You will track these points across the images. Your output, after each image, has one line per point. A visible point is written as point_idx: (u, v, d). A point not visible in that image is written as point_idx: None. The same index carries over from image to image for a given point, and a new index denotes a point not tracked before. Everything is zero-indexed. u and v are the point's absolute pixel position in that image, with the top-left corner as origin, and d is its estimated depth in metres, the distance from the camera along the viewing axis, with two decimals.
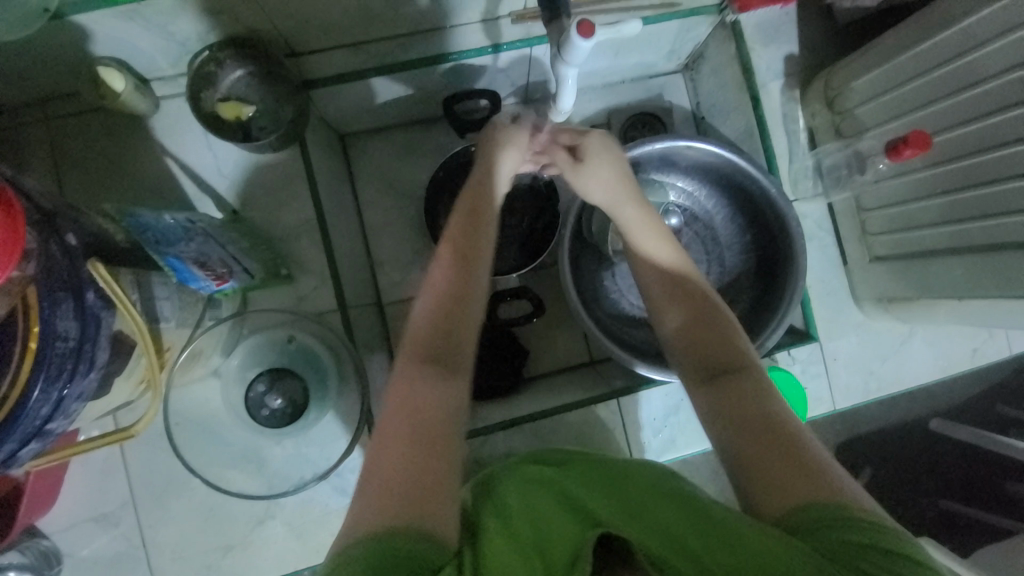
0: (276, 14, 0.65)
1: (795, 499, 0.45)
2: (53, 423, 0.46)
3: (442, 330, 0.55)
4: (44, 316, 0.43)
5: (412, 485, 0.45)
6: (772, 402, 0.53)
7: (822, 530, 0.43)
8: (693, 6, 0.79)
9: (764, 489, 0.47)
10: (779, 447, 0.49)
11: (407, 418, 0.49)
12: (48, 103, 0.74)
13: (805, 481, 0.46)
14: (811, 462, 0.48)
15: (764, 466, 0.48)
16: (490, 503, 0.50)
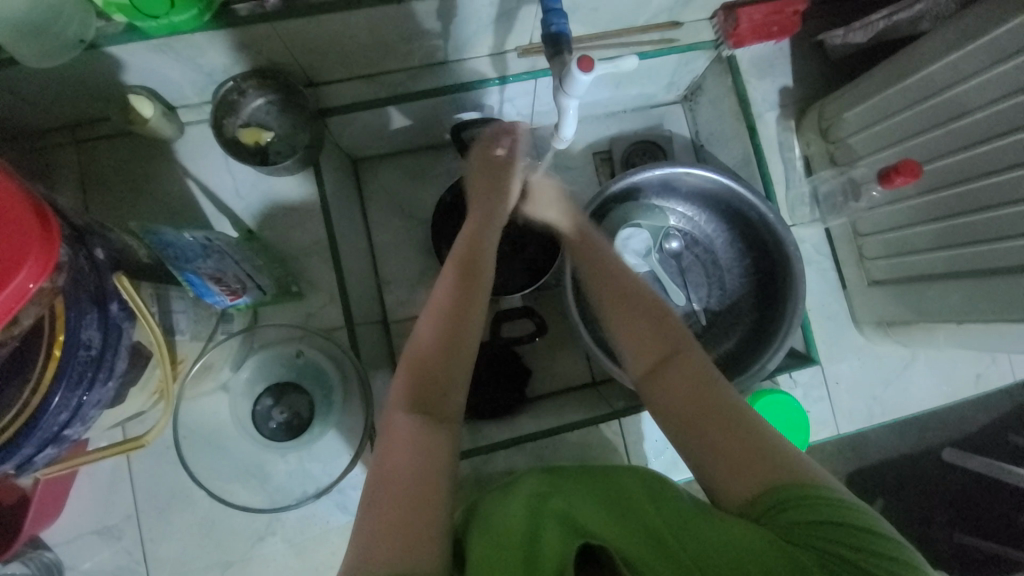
0: (297, 48, 0.69)
1: (754, 485, 0.50)
2: (71, 428, 0.49)
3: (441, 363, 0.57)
4: (71, 326, 0.46)
5: (408, 500, 0.47)
6: (735, 403, 0.56)
7: (778, 514, 0.47)
8: (691, 42, 0.84)
9: (728, 480, 0.52)
10: (740, 438, 0.52)
11: (403, 453, 0.51)
12: (80, 127, 0.79)
13: (762, 467, 0.50)
14: (769, 447, 0.52)
15: (728, 460, 0.52)
16: (480, 521, 0.49)
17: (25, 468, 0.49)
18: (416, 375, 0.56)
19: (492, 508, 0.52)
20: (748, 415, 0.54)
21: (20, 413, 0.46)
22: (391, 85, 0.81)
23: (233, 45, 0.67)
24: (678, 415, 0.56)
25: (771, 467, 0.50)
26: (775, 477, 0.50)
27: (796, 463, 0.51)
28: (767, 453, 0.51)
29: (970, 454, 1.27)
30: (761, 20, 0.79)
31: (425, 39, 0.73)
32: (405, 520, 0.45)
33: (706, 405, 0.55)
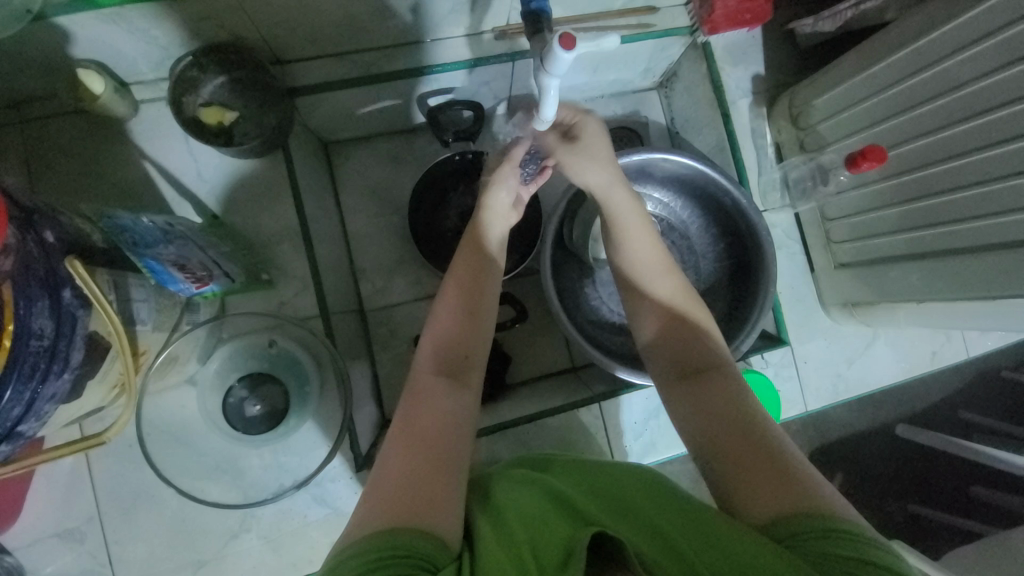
0: (263, 21, 0.66)
1: (773, 506, 0.46)
2: (25, 426, 0.45)
3: (461, 339, 0.60)
4: (20, 315, 0.42)
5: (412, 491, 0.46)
6: (761, 424, 0.53)
7: (803, 538, 0.43)
8: (667, 27, 0.84)
9: (745, 497, 0.48)
10: (759, 458, 0.50)
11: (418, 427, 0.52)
12: (21, 104, 0.73)
13: (784, 490, 0.47)
14: (791, 475, 0.48)
15: (745, 478, 0.49)
16: (486, 510, 0.49)
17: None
18: (439, 348, 0.60)
19: (477, 499, 0.51)
20: (773, 440, 0.51)
21: None
22: (363, 64, 0.78)
23: (192, 17, 0.63)
24: (701, 422, 0.55)
25: (792, 492, 0.46)
26: (795, 502, 0.46)
27: (819, 493, 0.46)
28: (788, 479, 0.48)
29: (924, 429, 1.35)
30: (734, 7, 0.79)
31: (397, 16, 0.70)
32: (416, 505, 0.45)
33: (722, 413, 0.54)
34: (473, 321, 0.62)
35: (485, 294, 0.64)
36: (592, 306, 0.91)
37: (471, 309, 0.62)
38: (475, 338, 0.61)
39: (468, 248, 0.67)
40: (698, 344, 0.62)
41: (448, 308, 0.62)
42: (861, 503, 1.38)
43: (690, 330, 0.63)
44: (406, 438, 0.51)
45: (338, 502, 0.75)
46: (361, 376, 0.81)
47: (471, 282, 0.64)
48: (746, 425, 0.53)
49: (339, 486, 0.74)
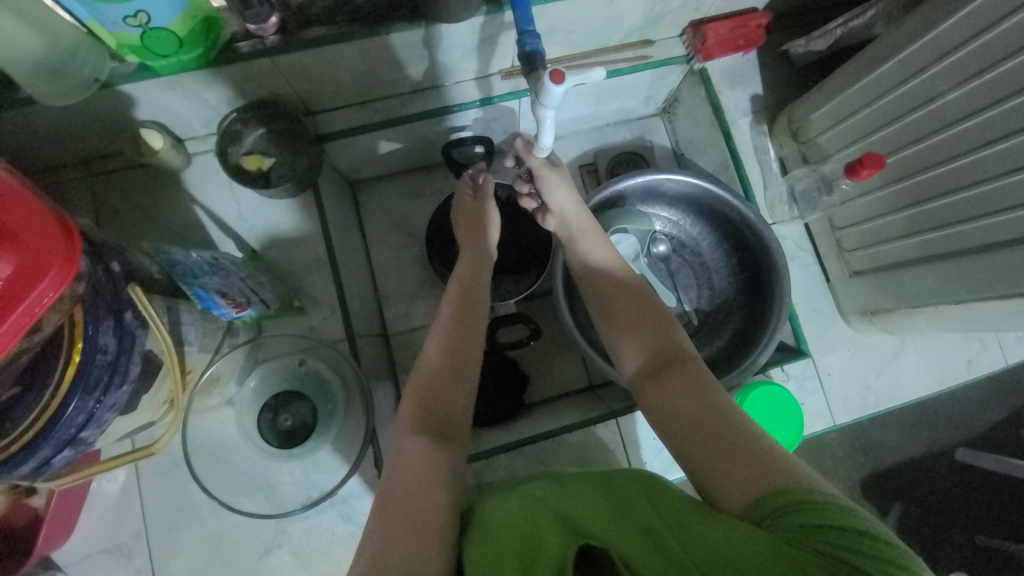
0: (296, 79, 0.75)
1: (748, 488, 0.49)
2: (86, 432, 0.51)
3: (451, 374, 0.66)
4: (88, 334, 0.49)
5: (406, 519, 0.49)
6: (736, 413, 0.56)
7: (785, 516, 0.45)
8: (664, 58, 0.90)
9: (724, 485, 0.51)
10: (732, 444, 0.52)
11: (409, 466, 0.55)
12: (95, 162, 0.85)
13: (756, 471, 0.50)
14: (762, 456, 0.51)
15: (722, 464, 0.52)
16: (482, 524, 0.50)
17: (44, 471, 0.52)
18: (425, 392, 0.64)
19: (481, 512, 0.53)
20: (746, 425, 0.54)
21: (39, 415, 0.48)
22: (383, 110, 0.87)
23: (236, 79, 0.73)
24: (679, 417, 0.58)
25: (764, 473, 0.49)
26: (769, 480, 0.48)
27: (791, 471, 0.49)
28: (762, 460, 0.50)
29: (982, 451, 1.26)
30: (726, 35, 0.85)
31: (412, 67, 0.79)
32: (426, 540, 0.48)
33: (697, 406, 0.57)
34: (464, 348, 0.68)
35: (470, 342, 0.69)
36: None
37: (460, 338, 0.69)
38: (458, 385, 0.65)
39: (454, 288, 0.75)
40: (664, 346, 0.66)
41: (435, 354, 0.67)
42: (919, 534, 1.29)
43: (652, 333, 0.68)
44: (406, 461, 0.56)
45: (363, 520, 0.77)
46: (385, 397, 0.85)
47: (459, 323, 0.70)
48: (719, 413, 0.56)
49: (364, 503, 0.77)
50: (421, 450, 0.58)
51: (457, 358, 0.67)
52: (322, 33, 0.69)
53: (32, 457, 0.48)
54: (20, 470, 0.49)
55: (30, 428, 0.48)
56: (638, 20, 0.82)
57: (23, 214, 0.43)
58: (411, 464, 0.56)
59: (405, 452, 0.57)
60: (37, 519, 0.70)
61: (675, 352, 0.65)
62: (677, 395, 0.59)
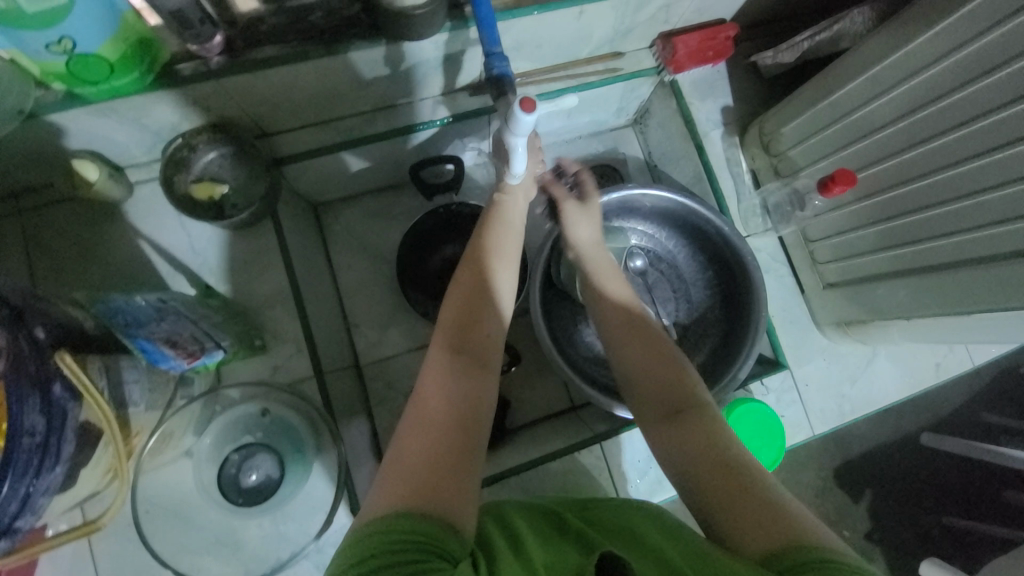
0: (247, 101, 0.70)
1: (767, 538, 0.46)
2: (19, 521, 0.45)
3: (481, 301, 0.60)
4: (13, 414, 0.43)
5: (421, 470, 0.46)
6: (755, 463, 0.53)
7: (805, 572, 0.42)
8: (634, 70, 0.88)
9: (740, 532, 0.48)
10: (746, 490, 0.50)
11: (436, 406, 0.51)
12: (23, 195, 0.77)
13: (775, 521, 0.47)
14: (780, 510, 0.48)
15: (737, 507, 0.49)
16: (501, 529, 0.48)
17: None
18: (455, 323, 0.58)
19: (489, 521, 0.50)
20: (767, 477, 0.51)
21: None
22: (345, 130, 0.82)
23: (179, 104, 0.67)
24: (693, 449, 0.55)
25: (784, 526, 0.46)
26: (792, 534, 0.45)
27: (815, 530, 0.46)
28: (781, 513, 0.47)
29: (947, 438, 1.31)
30: (696, 47, 0.83)
31: (373, 84, 0.75)
32: (449, 507, 0.44)
33: (710, 443, 0.55)
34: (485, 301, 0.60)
35: (501, 269, 0.63)
36: (586, 344, 0.91)
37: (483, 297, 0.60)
38: (490, 316, 0.60)
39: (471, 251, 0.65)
40: (677, 382, 0.62)
41: (467, 280, 0.61)
42: (893, 521, 1.33)
43: (666, 368, 0.64)
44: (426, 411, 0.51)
45: None
46: (359, 433, 0.80)
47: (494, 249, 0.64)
48: (737, 457, 0.53)
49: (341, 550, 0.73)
50: (453, 386, 0.53)
51: (488, 285, 0.61)
52: (273, 53, 0.64)
53: None
54: None
55: None
56: (607, 33, 0.79)
57: None
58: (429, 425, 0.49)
59: (434, 387, 0.53)
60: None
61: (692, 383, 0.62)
62: (693, 438, 0.56)
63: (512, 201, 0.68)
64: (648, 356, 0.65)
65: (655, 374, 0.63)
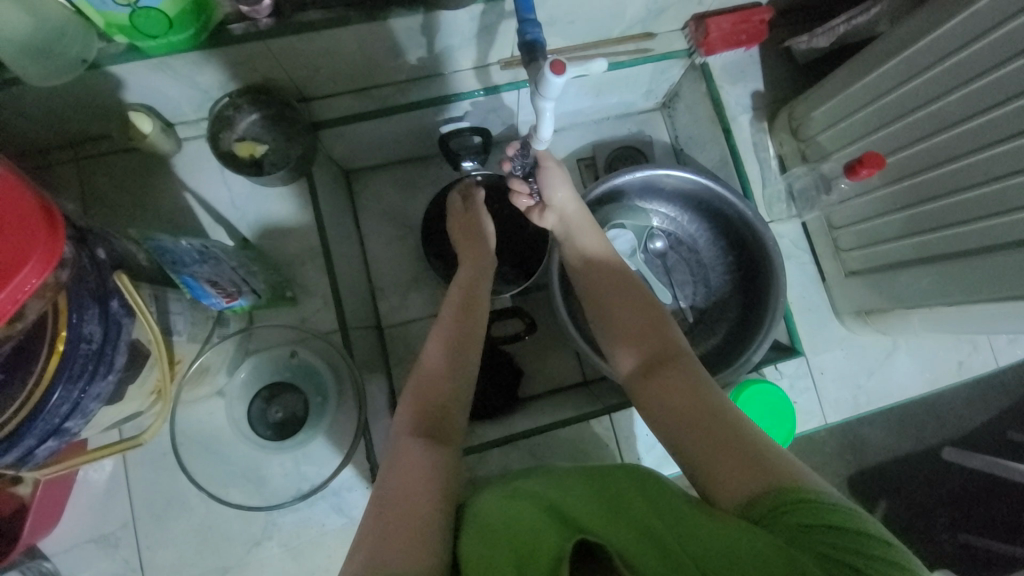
0: (290, 64, 0.74)
1: (743, 484, 0.49)
2: (71, 422, 0.50)
3: (447, 391, 0.65)
4: (73, 322, 0.47)
5: (400, 514, 0.51)
6: (735, 414, 0.56)
7: (780, 514, 0.45)
8: (665, 51, 0.88)
9: (719, 482, 0.51)
10: (726, 441, 0.53)
11: (405, 479, 0.55)
12: (82, 145, 0.82)
13: (749, 467, 0.50)
14: (760, 454, 0.51)
15: (719, 461, 0.52)
16: (472, 521, 0.50)
17: (27, 463, 0.50)
18: (419, 409, 0.63)
19: (477, 504, 0.54)
20: (746, 426, 0.55)
21: (21, 407, 0.46)
22: (379, 98, 0.85)
23: (228, 63, 0.71)
24: (677, 415, 0.58)
25: (764, 472, 0.49)
26: (768, 479, 0.48)
27: (789, 469, 0.49)
28: (757, 458, 0.51)
29: (969, 451, 1.28)
30: (729, 29, 0.84)
31: (409, 53, 0.77)
32: (421, 526, 0.50)
33: (694, 403, 0.58)
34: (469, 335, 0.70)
35: (468, 354, 0.69)
36: None
37: (464, 341, 0.70)
38: (451, 401, 0.65)
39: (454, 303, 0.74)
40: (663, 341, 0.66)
41: (430, 368, 0.67)
42: (905, 531, 1.31)
43: (653, 328, 0.68)
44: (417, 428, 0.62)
45: (355, 512, 0.77)
46: (378, 389, 0.84)
47: (458, 335, 0.70)
48: (719, 413, 0.56)
49: (355, 495, 0.77)
50: (420, 464, 0.57)
51: (454, 370, 0.67)
52: (317, 17, 0.67)
53: (17, 446, 0.47)
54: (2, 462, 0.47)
55: (13, 418, 0.46)
56: (641, 12, 0.80)
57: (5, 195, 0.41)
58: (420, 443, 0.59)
59: (405, 468, 0.56)
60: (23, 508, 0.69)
61: (672, 346, 0.66)
62: (675, 389, 0.60)
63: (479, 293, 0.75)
64: (630, 321, 0.69)
65: (642, 347, 0.67)
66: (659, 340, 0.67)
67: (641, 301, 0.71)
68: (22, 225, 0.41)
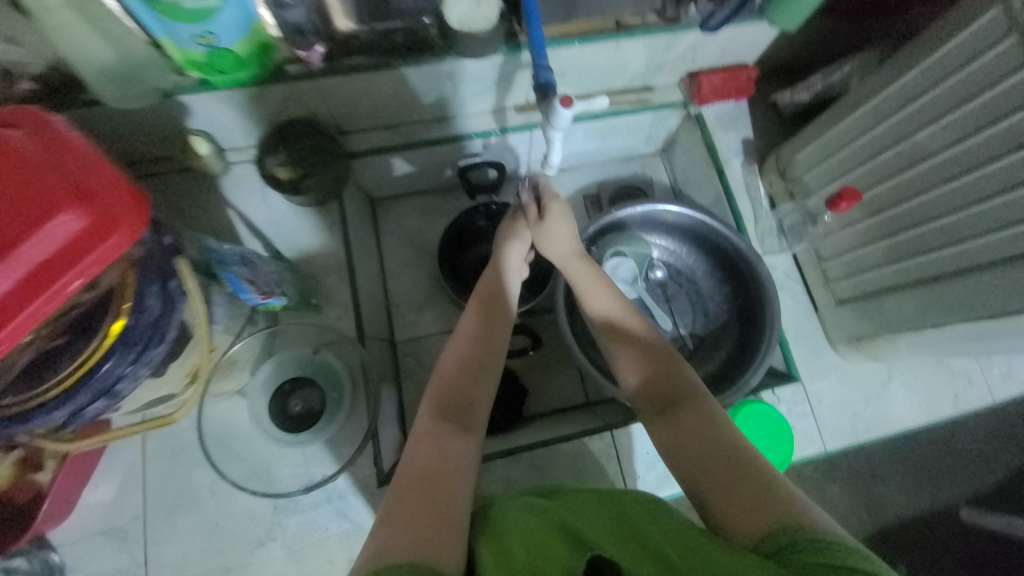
0: (333, 100, 0.85)
1: (756, 523, 0.52)
2: (120, 386, 0.53)
3: (468, 381, 0.68)
4: (138, 292, 0.52)
5: (415, 527, 0.51)
6: (746, 451, 0.59)
7: (788, 552, 0.48)
8: (662, 102, 1.00)
9: (732, 519, 0.54)
10: (739, 476, 0.56)
11: (426, 467, 0.58)
12: (142, 165, 0.93)
13: (762, 507, 0.53)
14: (772, 494, 0.54)
15: (732, 501, 0.55)
16: (490, 536, 0.52)
17: (76, 421, 0.54)
18: (442, 401, 0.66)
19: (494, 524, 0.55)
20: (757, 461, 0.58)
21: (79, 366, 0.49)
22: (408, 134, 0.96)
23: (280, 97, 0.82)
24: (691, 452, 0.61)
25: (775, 511, 0.52)
26: (776, 518, 0.51)
27: (797, 509, 0.52)
28: (767, 498, 0.53)
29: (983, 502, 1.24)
30: (720, 85, 0.96)
31: (437, 95, 0.89)
32: (438, 529, 0.51)
33: (707, 440, 0.61)
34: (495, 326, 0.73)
35: (492, 353, 0.71)
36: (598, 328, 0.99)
37: (487, 337, 0.72)
38: (475, 393, 0.68)
39: (477, 302, 0.76)
40: (674, 377, 0.69)
41: (454, 360, 0.70)
42: None
43: (662, 365, 0.71)
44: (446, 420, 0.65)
45: (358, 516, 0.78)
46: (388, 397, 0.88)
47: (481, 332, 0.72)
48: (732, 452, 0.59)
49: (360, 499, 0.78)
50: (442, 452, 0.61)
51: (477, 363, 0.70)
52: (361, 62, 0.79)
53: (68, 403, 0.50)
54: (53, 419, 0.50)
55: (70, 376, 0.49)
56: (640, 67, 0.92)
57: (104, 176, 0.48)
58: (439, 437, 0.61)
59: (427, 458, 0.59)
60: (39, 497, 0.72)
61: (683, 382, 0.69)
62: (687, 426, 0.63)
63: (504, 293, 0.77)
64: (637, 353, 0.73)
65: (651, 383, 0.70)
66: (669, 377, 0.70)
67: (645, 337, 0.74)
68: (111, 203, 0.47)
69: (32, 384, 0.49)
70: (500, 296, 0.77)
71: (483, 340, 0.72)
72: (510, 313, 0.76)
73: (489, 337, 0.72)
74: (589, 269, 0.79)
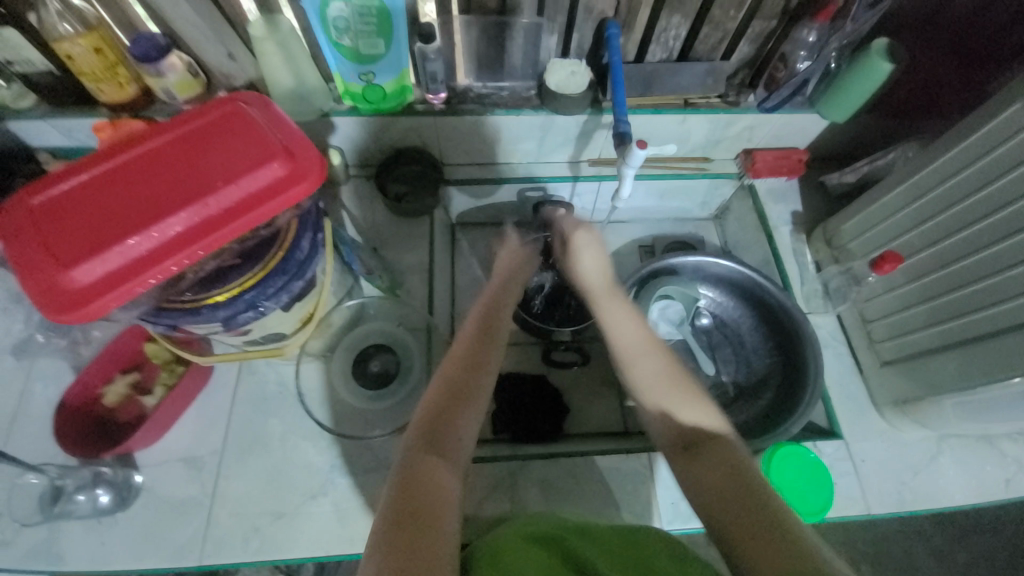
0: (443, 135, 1.04)
1: (778, 567, 0.50)
2: (266, 303, 0.68)
3: (454, 401, 0.65)
4: (298, 234, 0.69)
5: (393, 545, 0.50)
6: (773, 498, 0.57)
7: None
8: (719, 171, 1.13)
9: (752, 564, 0.52)
10: (763, 519, 0.55)
11: (409, 490, 0.55)
12: None
13: (784, 552, 0.51)
14: (798, 542, 0.51)
15: (753, 545, 0.53)
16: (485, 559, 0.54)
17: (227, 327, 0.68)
18: (426, 422, 0.63)
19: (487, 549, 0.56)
20: (784, 507, 0.56)
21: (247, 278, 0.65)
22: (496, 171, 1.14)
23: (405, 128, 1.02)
24: (712, 493, 0.60)
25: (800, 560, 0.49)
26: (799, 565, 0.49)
27: (823, 559, 0.49)
28: (790, 545, 0.51)
29: None
30: (772, 162, 1.08)
31: (528, 141, 1.07)
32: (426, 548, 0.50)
33: (732, 482, 0.59)
34: (483, 352, 0.71)
35: (483, 373, 0.69)
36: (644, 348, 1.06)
37: (479, 357, 0.70)
38: (460, 416, 0.64)
39: (471, 322, 0.76)
40: (696, 419, 0.68)
41: (442, 379, 0.68)
42: None
43: (680, 402, 0.70)
44: (421, 439, 0.62)
45: None
46: None
47: (473, 350, 0.71)
48: (758, 498, 0.57)
49: None
50: (423, 477, 0.57)
51: (463, 385, 0.67)
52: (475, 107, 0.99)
53: (233, 306, 0.65)
54: (217, 316, 0.65)
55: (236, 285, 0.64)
56: (702, 139, 1.08)
57: (298, 141, 0.65)
58: (422, 463, 0.59)
59: (408, 481, 0.57)
60: (138, 419, 0.87)
61: (702, 423, 0.67)
62: (715, 467, 0.62)
63: (501, 316, 0.77)
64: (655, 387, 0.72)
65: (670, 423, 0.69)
66: (692, 414, 0.69)
67: (664, 368, 0.73)
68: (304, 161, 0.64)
69: (207, 288, 0.64)
70: (496, 318, 0.76)
71: (473, 358, 0.70)
72: (503, 334, 0.75)
73: (481, 356, 0.70)
74: (611, 296, 0.81)
